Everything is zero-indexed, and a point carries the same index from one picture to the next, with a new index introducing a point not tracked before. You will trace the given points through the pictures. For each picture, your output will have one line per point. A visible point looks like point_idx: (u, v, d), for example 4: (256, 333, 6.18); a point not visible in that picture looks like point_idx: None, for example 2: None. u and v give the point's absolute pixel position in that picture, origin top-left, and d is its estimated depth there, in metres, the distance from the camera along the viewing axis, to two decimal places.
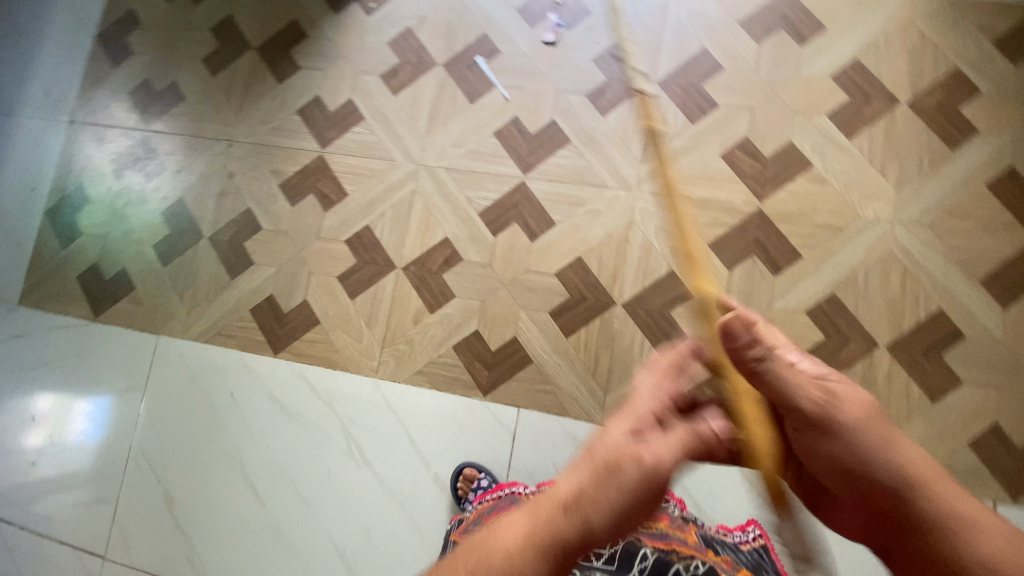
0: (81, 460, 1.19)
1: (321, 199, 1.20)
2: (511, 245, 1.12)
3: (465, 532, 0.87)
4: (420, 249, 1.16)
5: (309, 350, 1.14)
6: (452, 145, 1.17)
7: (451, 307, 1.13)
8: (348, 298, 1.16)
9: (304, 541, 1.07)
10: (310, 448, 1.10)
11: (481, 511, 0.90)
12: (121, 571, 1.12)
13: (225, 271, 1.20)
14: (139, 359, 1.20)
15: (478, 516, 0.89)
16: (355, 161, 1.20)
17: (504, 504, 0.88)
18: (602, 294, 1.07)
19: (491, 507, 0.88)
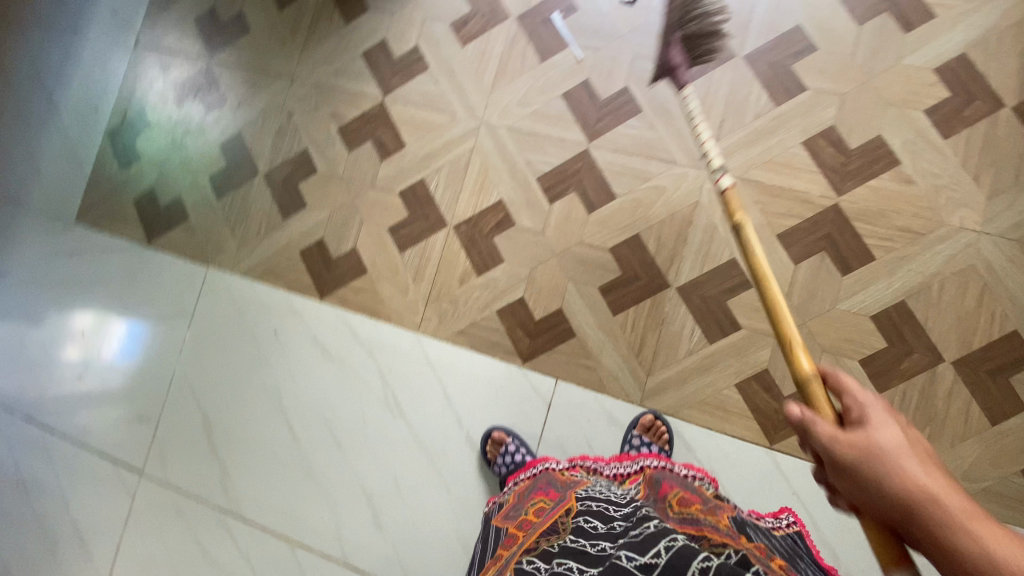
0: (126, 378, 1.23)
1: (379, 147, 1.18)
2: (567, 214, 1.07)
3: (506, 517, 0.87)
4: (472, 209, 1.12)
5: (355, 298, 1.15)
6: (517, 103, 1.12)
7: (498, 271, 1.10)
8: (397, 251, 1.15)
9: (335, 480, 1.10)
10: (349, 393, 1.12)
11: (520, 493, 0.91)
12: (158, 487, 1.17)
13: (279, 210, 1.20)
14: (186, 287, 1.22)
15: (519, 499, 0.90)
16: (415, 111, 1.16)
17: (543, 485, 0.90)
18: (657, 274, 1.03)
19: (531, 487, 0.91)
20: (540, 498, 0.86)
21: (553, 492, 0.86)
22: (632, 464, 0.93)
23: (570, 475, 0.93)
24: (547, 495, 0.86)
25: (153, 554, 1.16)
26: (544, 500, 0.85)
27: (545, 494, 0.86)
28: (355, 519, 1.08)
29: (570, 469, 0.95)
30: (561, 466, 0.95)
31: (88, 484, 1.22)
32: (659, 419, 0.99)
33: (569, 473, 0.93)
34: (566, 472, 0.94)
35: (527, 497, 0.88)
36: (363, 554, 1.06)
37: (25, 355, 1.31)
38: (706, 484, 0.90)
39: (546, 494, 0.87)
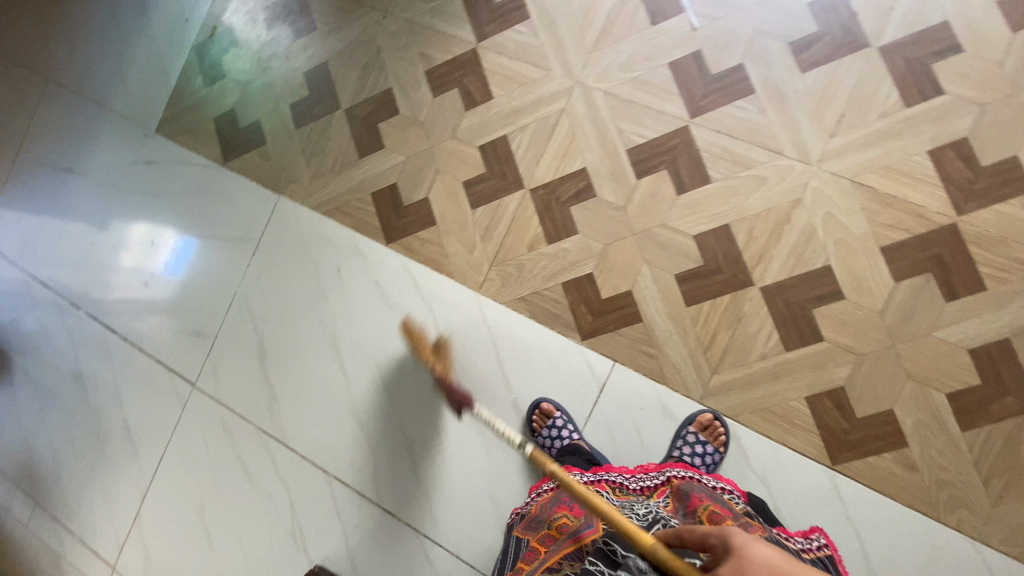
0: (186, 293, 1.26)
1: (464, 96, 1.12)
2: (654, 192, 1.01)
3: (529, 528, 0.86)
4: (553, 173, 1.06)
5: (421, 249, 1.13)
6: (617, 68, 1.05)
7: (569, 242, 1.04)
8: (469, 207, 1.11)
9: (379, 423, 1.11)
10: (402, 341, 1.12)
11: (543, 505, 0.88)
12: (208, 400, 1.21)
13: (355, 148, 1.18)
14: (255, 213, 1.22)
15: (541, 510, 0.88)
16: (508, 63, 1.10)
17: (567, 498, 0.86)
18: (742, 271, 0.96)
19: (554, 499, 0.87)
20: (563, 513, 0.83)
21: (577, 509, 0.82)
22: (659, 474, 0.89)
23: (595, 491, 0.86)
24: (570, 510, 0.83)
25: (195, 463, 1.21)
26: (568, 517, 0.81)
27: (569, 510, 0.83)
28: (392, 464, 1.10)
29: (593, 483, 0.88)
30: (585, 479, 0.89)
31: (141, 387, 1.27)
32: (718, 420, 0.94)
33: (593, 488, 0.87)
34: (590, 486, 0.88)
35: (551, 510, 0.86)
36: (397, 497, 1.09)
37: (94, 255, 1.35)
38: (737, 499, 0.83)
39: (569, 508, 0.83)
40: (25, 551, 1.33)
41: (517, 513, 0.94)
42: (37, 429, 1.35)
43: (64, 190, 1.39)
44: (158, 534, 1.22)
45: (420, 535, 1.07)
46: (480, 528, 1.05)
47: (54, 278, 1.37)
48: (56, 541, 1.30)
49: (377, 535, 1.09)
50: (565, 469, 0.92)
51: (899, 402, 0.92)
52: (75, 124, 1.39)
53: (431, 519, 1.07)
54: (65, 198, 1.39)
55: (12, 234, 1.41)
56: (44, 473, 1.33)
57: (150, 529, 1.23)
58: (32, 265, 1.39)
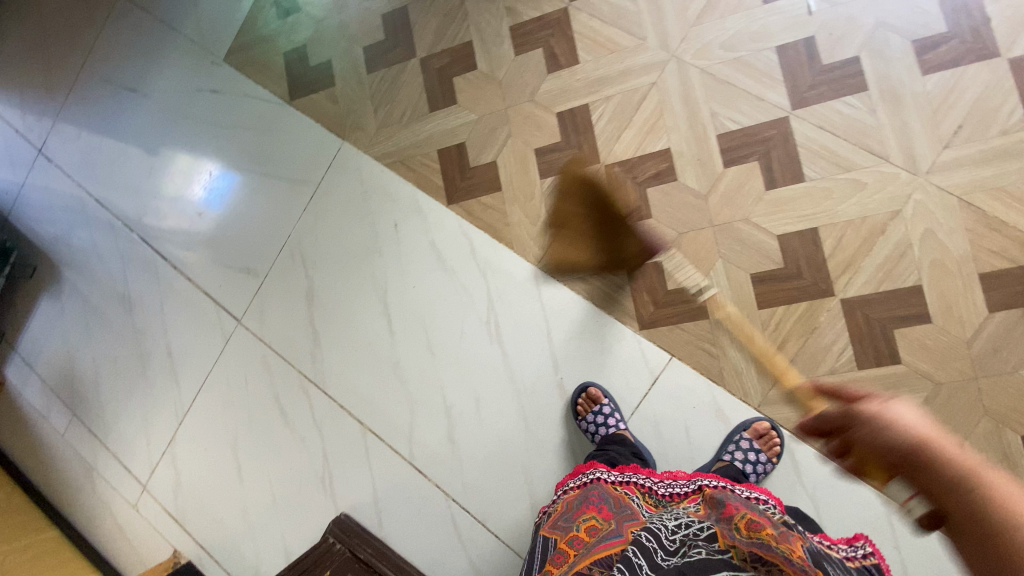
0: (239, 229, 1.25)
1: (549, 58, 1.06)
2: (740, 185, 0.95)
3: (555, 527, 0.81)
4: (633, 151, 1.00)
5: (482, 214, 1.09)
6: (719, 47, 0.98)
7: (641, 225, 0.99)
8: (538, 176, 1.06)
9: (420, 384, 1.11)
10: (452, 305, 1.10)
11: (570, 503, 0.85)
12: (251, 338, 1.21)
13: (426, 101, 1.14)
14: (317, 156, 1.20)
15: (568, 509, 0.84)
16: (600, 27, 1.04)
17: (595, 497, 0.83)
18: (823, 279, 0.91)
19: (582, 497, 0.84)
20: (591, 514, 0.79)
21: (606, 512, 0.79)
22: (689, 482, 0.87)
23: (625, 493, 0.84)
24: (599, 512, 0.80)
25: (232, 399, 1.22)
26: (597, 519, 0.78)
27: (597, 512, 0.79)
28: (428, 426, 1.10)
29: (622, 485, 0.86)
30: (613, 479, 0.88)
31: (187, 318, 1.27)
32: (774, 429, 0.91)
33: (623, 490, 0.85)
34: (618, 486, 0.86)
35: (578, 510, 0.82)
36: (429, 458, 1.09)
37: (150, 179, 1.34)
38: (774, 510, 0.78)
39: (598, 510, 0.80)
40: (61, 459, 1.37)
41: (543, 512, 0.91)
42: (81, 344, 1.37)
43: (126, 110, 1.37)
44: (189, 460, 1.25)
45: (448, 500, 1.07)
46: (508, 501, 1.04)
47: (109, 197, 1.37)
48: (91, 454, 1.34)
49: (406, 493, 1.09)
50: (593, 466, 0.91)
51: (971, 437, 0.86)
52: (143, 43, 1.36)
53: (460, 485, 1.07)
54: (126, 118, 1.37)
55: (70, 148, 1.41)
56: (83, 386, 1.36)
57: (182, 456, 1.26)
58: (88, 182, 1.39)
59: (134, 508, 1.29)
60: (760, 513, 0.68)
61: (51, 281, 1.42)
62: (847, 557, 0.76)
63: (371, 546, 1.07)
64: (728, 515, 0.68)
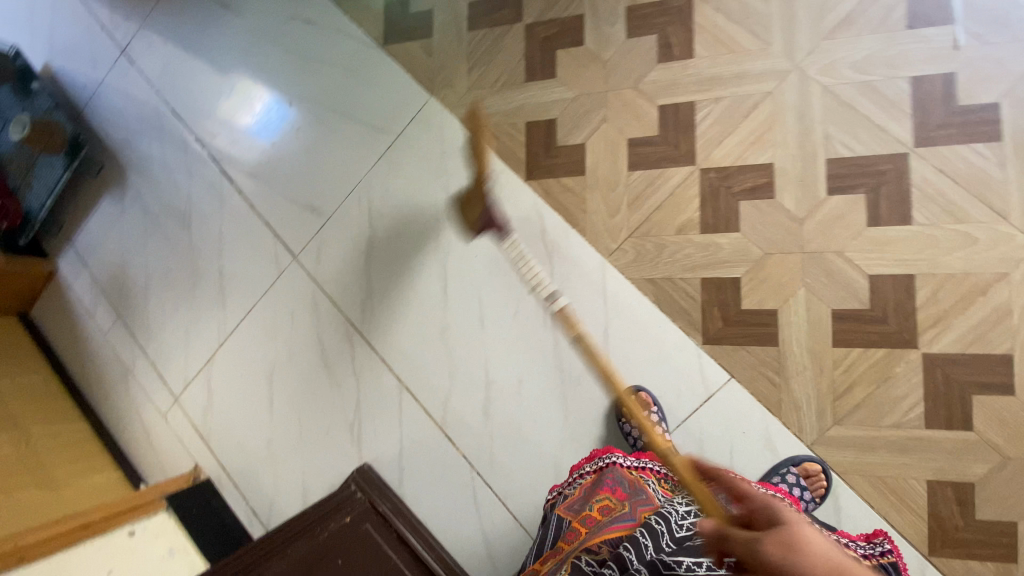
0: (309, 166, 1.24)
1: (662, 47, 1.01)
2: (840, 216, 0.91)
3: (571, 509, 0.82)
4: (734, 159, 0.96)
5: (560, 195, 1.05)
6: (848, 67, 0.93)
7: (726, 237, 0.95)
8: (626, 167, 1.02)
9: (465, 354, 1.10)
10: (512, 283, 1.08)
11: (586, 488, 0.85)
12: (305, 276, 1.21)
13: (524, 70, 1.10)
14: (402, 107, 1.17)
15: (585, 493, 0.84)
16: (724, 24, 0.99)
17: (609, 481, 0.82)
18: (908, 329, 0.88)
19: (597, 481, 0.84)
20: (605, 495, 0.80)
21: (620, 493, 0.79)
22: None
23: (640, 478, 0.83)
24: (613, 494, 0.80)
25: (276, 331, 1.23)
26: (610, 499, 0.78)
27: (610, 492, 0.80)
28: (465, 397, 1.09)
29: (638, 470, 0.84)
30: (628, 464, 0.86)
31: (243, 244, 1.28)
32: (823, 469, 0.88)
33: (638, 475, 0.83)
34: (633, 471, 0.84)
35: (593, 492, 0.82)
36: (461, 429, 1.09)
37: (229, 99, 1.33)
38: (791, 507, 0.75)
39: (612, 492, 0.80)
40: (100, 358, 1.40)
41: (553, 497, 0.92)
42: (136, 250, 1.39)
43: (214, 25, 1.35)
44: (224, 384, 1.27)
45: (472, 472, 1.07)
46: (533, 485, 1.04)
47: (185, 110, 1.37)
48: (130, 359, 1.37)
49: (431, 455, 1.10)
50: (610, 452, 0.90)
51: None
52: None
53: (487, 460, 1.07)
54: (213, 34, 1.35)
55: (153, 55, 1.40)
56: (132, 291, 1.38)
57: (217, 378, 1.28)
58: (167, 92, 1.38)
59: (163, 418, 1.32)
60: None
61: (116, 183, 1.43)
62: (864, 555, 0.73)
63: (389, 500, 1.08)
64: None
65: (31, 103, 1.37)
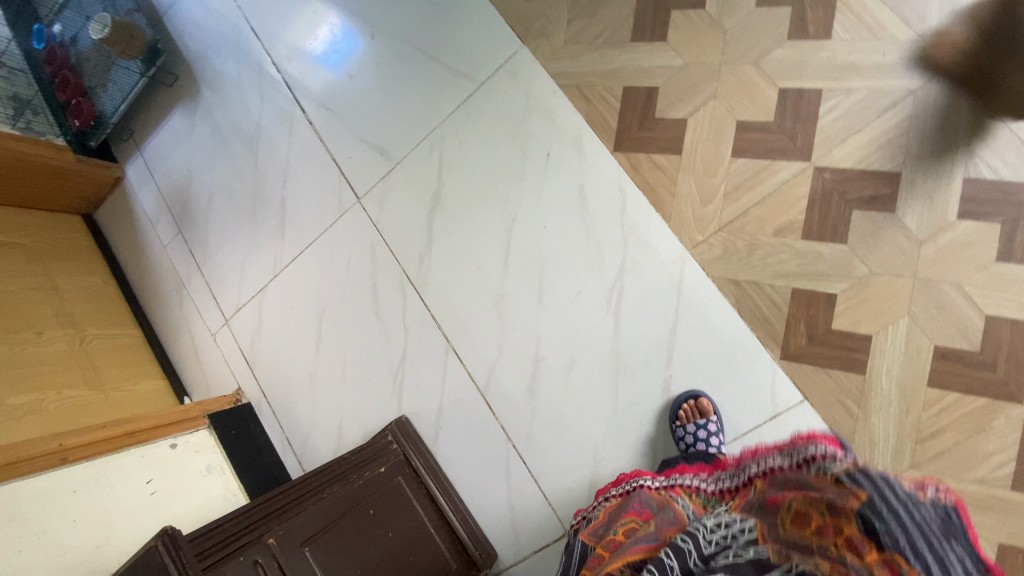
0: (384, 104, 1.18)
1: (796, 22, 0.89)
2: (967, 244, 0.81)
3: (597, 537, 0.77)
4: (856, 162, 0.86)
5: (648, 174, 0.97)
6: (1009, 76, 0.82)
7: (829, 248, 0.87)
8: (728, 153, 0.92)
9: (520, 324, 1.06)
10: (580, 261, 1.02)
11: (612, 512, 0.80)
12: (367, 219, 1.19)
13: (631, 28, 0.99)
14: (490, 54, 1.08)
15: (610, 519, 0.79)
16: (874, 4, 0.86)
17: (635, 503, 0.76)
18: (1017, 381, 0.79)
19: (622, 506, 0.79)
20: (630, 517, 0.74)
21: (647, 514, 0.73)
22: (738, 472, 0.73)
23: (670, 497, 0.76)
24: (638, 515, 0.74)
25: (331, 271, 1.21)
26: (636, 521, 0.72)
27: (636, 515, 0.74)
28: (514, 368, 1.06)
29: (668, 490, 0.78)
30: (657, 485, 0.81)
31: (309, 178, 1.25)
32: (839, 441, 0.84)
33: (667, 494, 0.77)
34: (663, 492, 0.78)
35: (618, 517, 0.76)
36: (504, 399, 1.06)
37: (309, 23, 1.27)
38: (823, 457, 0.59)
39: (637, 514, 0.74)
40: (157, 269, 1.43)
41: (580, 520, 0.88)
42: (203, 168, 1.38)
43: None
44: (274, 314, 1.27)
45: (509, 444, 1.05)
46: (570, 467, 1.01)
47: (263, 28, 1.31)
48: (185, 275, 1.39)
49: (470, 419, 1.08)
50: (638, 476, 0.85)
51: None
52: None
53: (526, 435, 1.04)
54: None
55: None
56: (193, 208, 1.39)
57: (268, 307, 1.28)
58: (248, 7, 1.33)
59: (211, 337, 1.35)
60: (806, 487, 0.58)
61: (189, 95, 1.41)
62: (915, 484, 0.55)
63: (423, 457, 1.08)
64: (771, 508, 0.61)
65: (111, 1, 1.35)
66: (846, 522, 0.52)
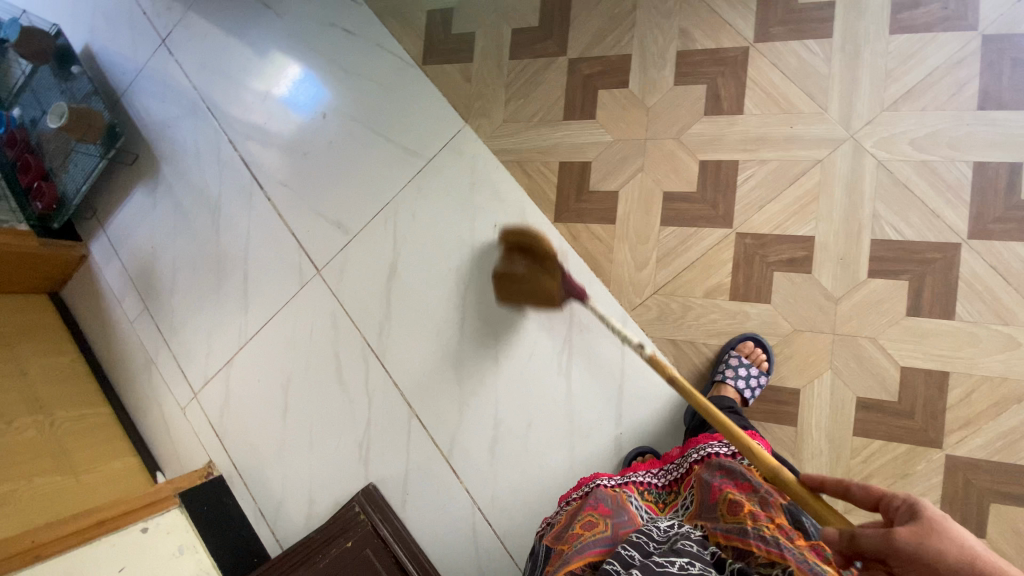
0: (338, 181, 1.23)
1: (710, 99, 0.96)
2: (878, 301, 0.87)
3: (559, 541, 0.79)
4: (773, 227, 0.92)
5: (587, 242, 1.03)
6: (907, 143, 0.87)
7: (755, 307, 0.93)
8: (658, 221, 0.99)
9: (477, 389, 1.10)
10: (530, 324, 1.07)
11: (571, 516, 0.82)
12: (327, 293, 1.22)
13: (562, 106, 1.05)
14: (436, 133, 1.14)
15: (569, 522, 0.81)
16: (781, 81, 0.92)
17: (592, 500, 0.81)
18: (934, 427, 0.84)
19: (582, 504, 0.82)
20: (589, 512, 0.77)
21: (604, 509, 0.78)
22: (682, 461, 0.85)
23: (623, 493, 0.83)
24: (597, 511, 0.78)
25: (295, 341, 1.25)
26: (593, 516, 0.76)
27: (593, 510, 0.78)
28: (473, 432, 1.10)
29: (621, 487, 0.84)
30: (612, 483, 0.86)
31: (270, 252, 1.29)
32: (757, 341, 0.91)
33: (620, 490, 0.83)
34: (617, 488, 0.84)
35: (576, 515, 0.80)
36: (467, 462, 1.10)
37: (263, 103, 1.31)
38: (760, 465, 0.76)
39: (595, 509, 0.79)
40: (125, 346, 1.45)
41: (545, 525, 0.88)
42: (165, 243, 1.41)
43: (255, 26, 1.33)
44: (241, 386, 1.30)
45: (474, 506, 1.08)
46: (532, 526, 1.05)
47: (220, 108, 1.36)
48: (153, 349, 1.41)
49: (436, 485, 1.11)
50: (594, 476, 0.89)
51: None
52: None
53: (490, 497, 1.08)
54: (253, 33, 1.33)
55: (193, 47, 1.39)
56: (158, 283, 1.41)
57: (235, 379, 1.31)
58: (204, 88, 1.38)
59: (181, 411, 1.36)
60: (741, 484, 0.71)
61: (149, 174, 1.44)
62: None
63: (391, 525, 1.10)
64: (712, 501, 0.71)
65: (69, 86, 1.41)
66: (776, 510, 0.65)
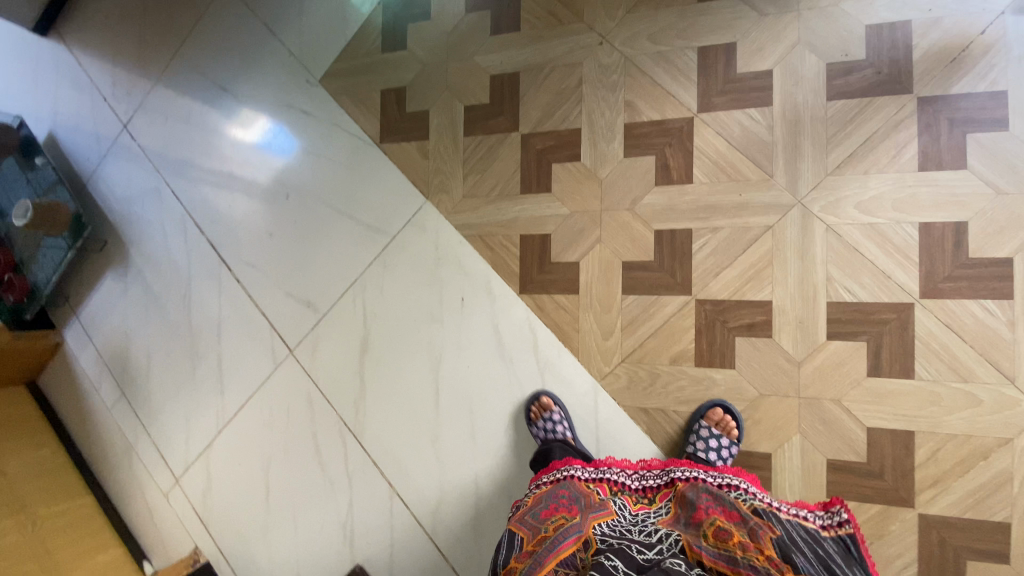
0: (305, 260, 1.23)
1: (660, 169, 0.97)
2: (837, 364, 0.89)
3: (522, 525, 0.77)
4: (731, 292, 0.93)
5: (552, 312, 1.04)
6: (853, 206, 0.89)
7: (721, 372, 0.94)
8: (620, 290, 1.00)
9: (456, 464, 1.10)
10: (503, 397, 1.07)
11: (538, 498, 0.82)
12: (301, 372, 1.22)
13: (520, 180, 1.07)
14: (399, 210, 1.15)
15: (535, 507, 0.80)
16: (726, 150, 0.94)
17: (563, 496, 0.80)
18: (905, 487, 0.85)
19: (551, 495, 0.81)
20: (560, 515, 0.76)
21: (574, 511, 0.76)
22: (663, 473, 0.83)
23: (596, 492, 0.81)
24: (568, 512, 0.76)
25: (272, 422, 1.24)
26: (564, 517, 0.75)
27: (565, 512, 0.76)
28: (455, 507, 1.09)
29: (595, 482, 0.83)
30: (585, 476, 0.85)
31: (241, 335, 1.29)
32: (724, 409, 0.92)
33: (594, 487, 0.82)
34: (591, 483, 0.83)
35: (548, 508, 0.78)
36: (449, 538, 1.09)
37: (226, 184, 1.32)
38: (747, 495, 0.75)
39: (567, 511, 0.77)
40: (104, 432, 1.44)
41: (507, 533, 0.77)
42: (138, 327, 1.41)
43: (212, 107, 1.34)
44: (222, 470, 1.29)
45: None
46: None
47: (184, 190, 1.37)
48: (132, 435, 1.40)
49: (420, 563, 1.10)
50: (569, 463, 0.88)
51: None
52: (241, 42, 1.31)
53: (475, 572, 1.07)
54: (212, 115, 1.34)
55: (153, 131, 1.40)
56: (133, 368, 1.41)
57: (216, 463, 1.30)
58: (167, 171, 1.39)
59: (164, 496, 1.35)
60: (728, 512, 0.70)
61: (119, 259, 1.44)
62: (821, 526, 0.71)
63: None
64: (696, 522, 0.69)
65: (34, 176, 1.40)
66: (765, 540, 0.64)
